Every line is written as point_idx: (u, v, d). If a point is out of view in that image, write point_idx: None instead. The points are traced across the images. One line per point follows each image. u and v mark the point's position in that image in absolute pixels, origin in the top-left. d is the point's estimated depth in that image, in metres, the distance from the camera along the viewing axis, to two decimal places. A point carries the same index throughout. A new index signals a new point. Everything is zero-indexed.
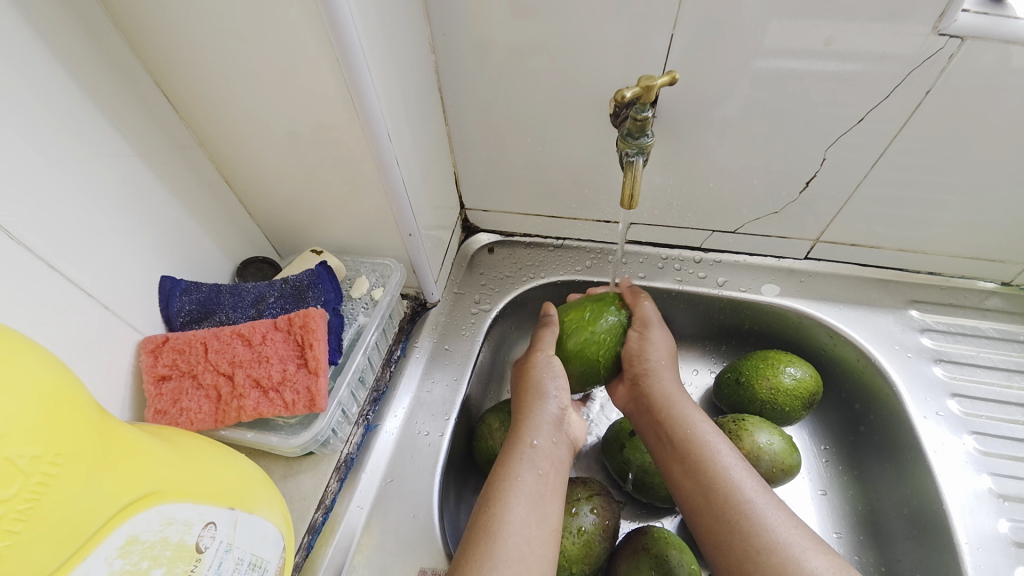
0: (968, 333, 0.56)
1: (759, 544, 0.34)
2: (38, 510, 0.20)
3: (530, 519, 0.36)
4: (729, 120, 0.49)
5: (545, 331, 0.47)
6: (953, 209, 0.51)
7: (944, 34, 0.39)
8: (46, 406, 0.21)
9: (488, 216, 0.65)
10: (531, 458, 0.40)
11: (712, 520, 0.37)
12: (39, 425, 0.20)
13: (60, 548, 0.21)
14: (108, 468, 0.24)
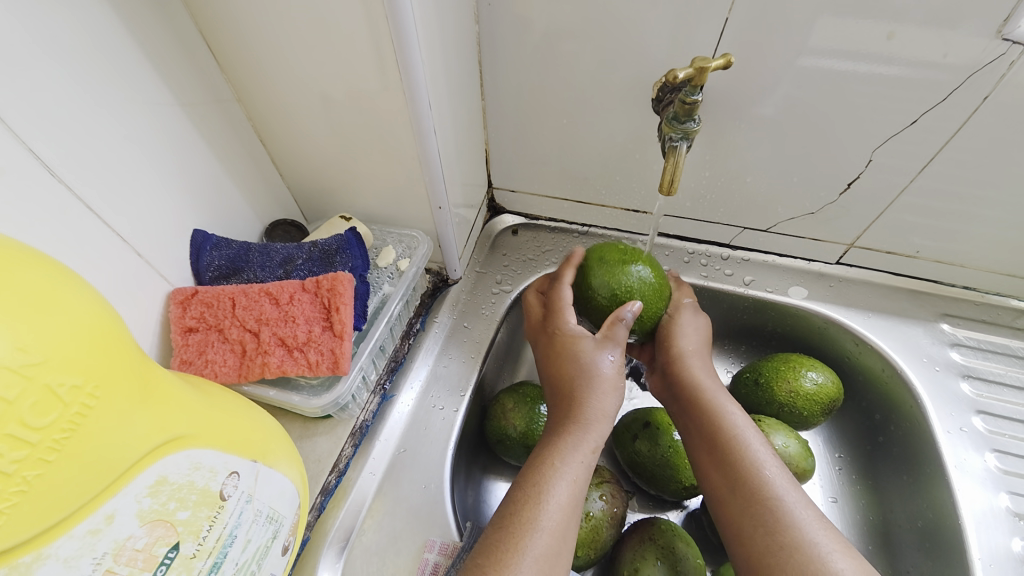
0: (1000, 351, 0.54)
1: (784, 542, 0.34)
2: (76, 440, 0.20)
3: (563, 507, 0.36)
4: (768, 117, 0.47)
5: (619, 328, 0.43)
6: (1000, 224, 0.49)
7: (1007, 39, 0.37)
8: (88, 338, 0.20)
9: (515, 197, 0.64)
10: (572, 449, 0.39)
11: (737, 512, 0.37)
12: (79, 356, 0.20)
13: (92, 481, 0.21)
14: (144, 406, 0.24)
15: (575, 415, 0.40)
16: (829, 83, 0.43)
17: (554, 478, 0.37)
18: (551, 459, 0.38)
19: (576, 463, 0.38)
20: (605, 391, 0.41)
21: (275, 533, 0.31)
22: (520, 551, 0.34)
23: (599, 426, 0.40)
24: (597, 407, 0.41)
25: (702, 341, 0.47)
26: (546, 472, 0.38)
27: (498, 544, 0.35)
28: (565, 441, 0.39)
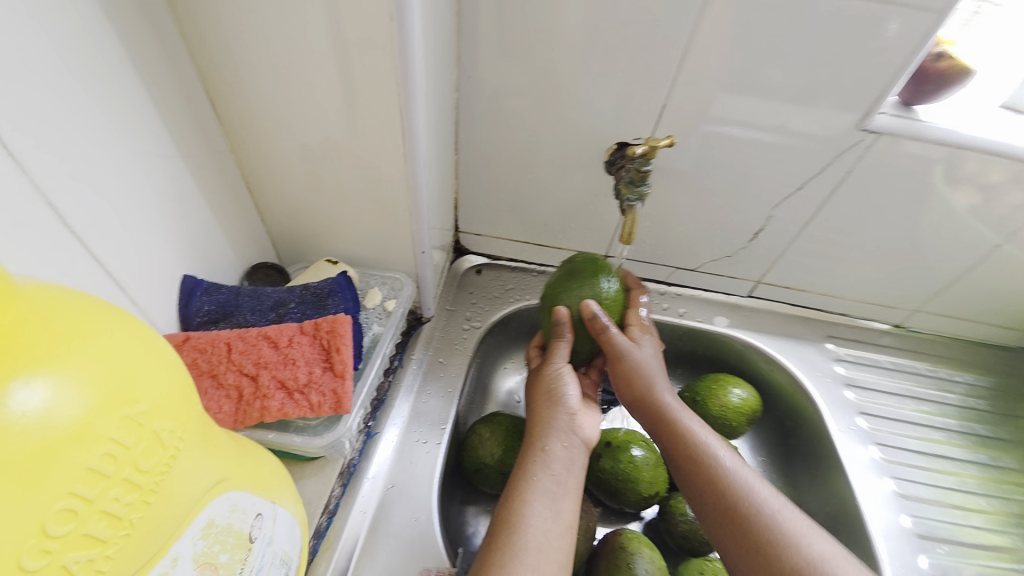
0: (869, 364, 0.69)
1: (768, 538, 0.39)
2: (165, 483, 0.21)
3: (542, 513, 0.40)
4: (698, 179, 0.58)
5: (557, 345, 0.48)
6: (861, 265, 0.64)
7: (865, 130, 0.51)
8: (178, 383, 0.22)
9: (479, 240, 0.70)
10: (540, 458, 0.43)
11: (726, 522, 0.41)
12: (171, 401, 0.22)
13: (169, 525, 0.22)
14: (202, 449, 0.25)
15: (543, 432, 0.45)
16: (739, 156, 0.55)
17: (529, 494, 0.41)
18: (534, 479, 0.42)
19: (544, 472, 0.42)
20: (551, 399, 0.46)
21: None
22: (511, 553, 0.37)
23: (561, 434, 0.45)
24: (552, 414, 0.46)
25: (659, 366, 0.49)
26: (528, 487, 0.41)
27: (489, 553, 0.38)
28: (538, 456, 0.43)
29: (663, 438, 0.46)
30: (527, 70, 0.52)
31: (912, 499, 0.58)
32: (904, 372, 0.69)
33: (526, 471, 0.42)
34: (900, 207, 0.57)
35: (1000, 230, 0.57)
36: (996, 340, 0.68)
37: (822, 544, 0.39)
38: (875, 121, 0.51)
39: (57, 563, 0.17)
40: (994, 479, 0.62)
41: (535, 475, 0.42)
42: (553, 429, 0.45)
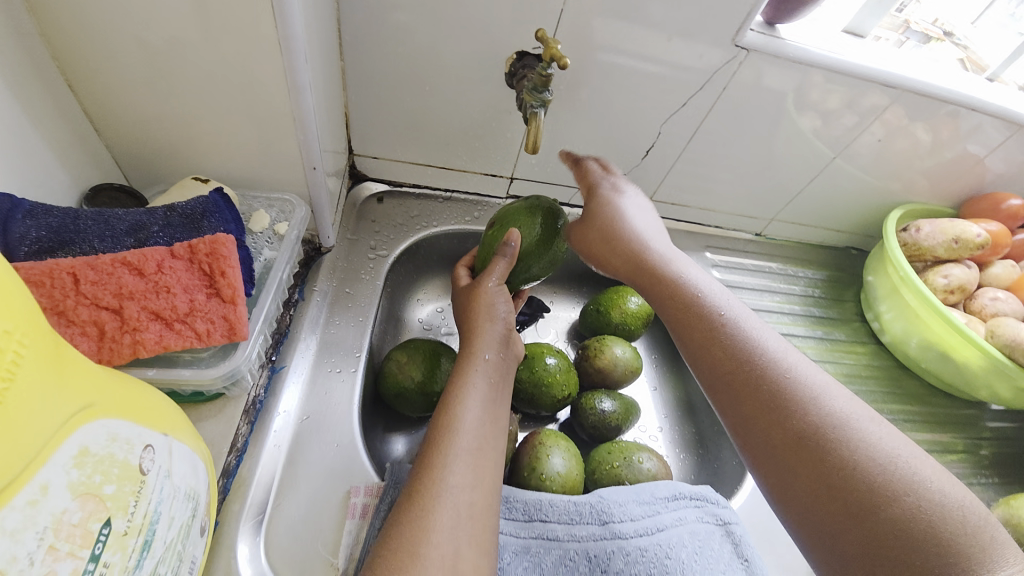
0: (737, 266, 0.79)
1: (822, 435, 0.34)
2: (14, 398, 0.18)
3: (479, 416, 0.41)
4: (596, 93, 0.59)
5: (500, 262, 0.49)
6: (734, 180, 0.72)
7: (738, 45, 0.55)
8: (6, 280, 0.18)
9: (377, 164, 0.65)
10: (476, 366, 0.44)
11: (770, 412, 0.36)
12: (2, 301, 0.17)
13: (28, 447, 0.18)
14: (63, 370, 0.21)
15: (477, 341, 0.46)
16: (630, 71, 0.57)
17: (464, 398, 0.41)
18: (470, 387, 0.42)
19: (479, 375, 0.43)
20: (487, 307, 0.47)
21: (195, 511, 0.30)
22: (450, 455, 0.38)
23: (495, 341, 0.46)
24: (488, 321, 0.47)
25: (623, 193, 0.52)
26: (463, 394, 0.42)
27: (433, 453, 0.38)
28: (471, 363, 0.44)
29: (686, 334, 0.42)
30: None
31: None
32: (761, 271, 0.79)
33: (464, 377, 0.43)
34: (766, 123, 0.64)
35: (835, 144, 0.67)
36: (828, 241, 0.83)
37: (849, 404, 0.35)
38: (746, 38, 0.55)
39: None
40: (828, 349, 0.72)
41: (470, 384, 0.42)
42: (487, 338, 0.46)
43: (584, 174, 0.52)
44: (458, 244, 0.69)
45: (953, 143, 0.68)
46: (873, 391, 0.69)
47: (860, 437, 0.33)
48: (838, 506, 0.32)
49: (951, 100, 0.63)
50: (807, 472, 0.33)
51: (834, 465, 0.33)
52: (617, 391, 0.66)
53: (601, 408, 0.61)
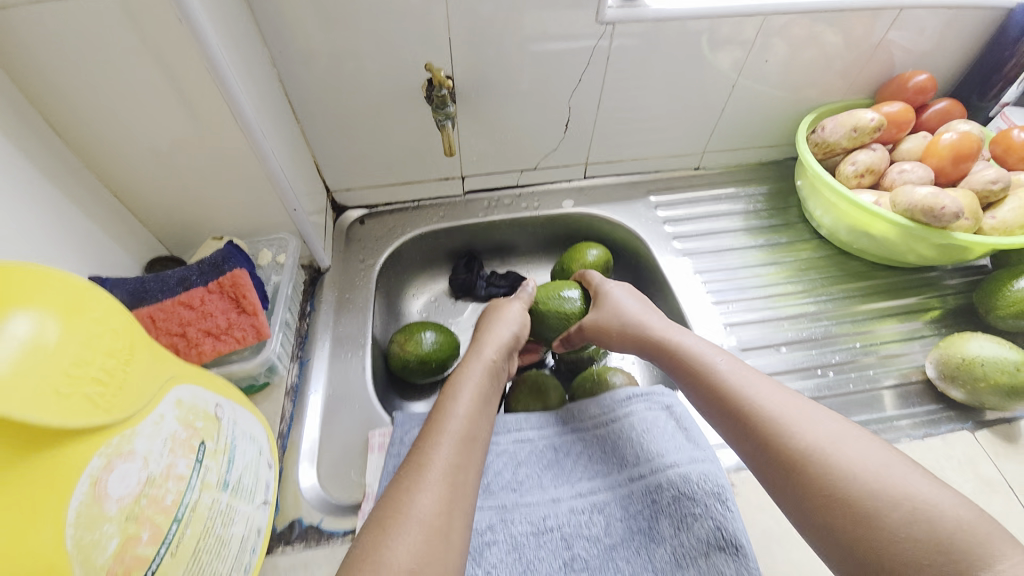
0: (680, 201, 0.87)
1: (799, 447, 0.40)
2: (132, 363, 0.33)
3: (469, 405, 0.48)
4: (503, 90, 0.71)
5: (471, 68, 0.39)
6: (652, 128, 0.81)
7: (603, 22, 0.65)
8: (114, 302, 0.33)
9: (352, 194, 0.80)
10: (477, 363, 0.54)
11: (766, 438, 0.42)
12: (117, 312, 0.33)
13: (145, 392, 0.33)
14: (158, 354, 0.36)
15: (477, 348, 0.57)
16: (524, 64, 0.68)
17: (457, 390, 0.50)
18: (447, 408, 0.47)
19: (474, 374, 0.52)
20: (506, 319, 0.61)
21: (261, 450, 0.45)
22: (438, 427, 0.45)
23: (497, 350, 0.57)
24: (495, 332, 0.58)
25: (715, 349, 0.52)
26: (456, 389, 0.50)
27: (426, 431, 0.46)
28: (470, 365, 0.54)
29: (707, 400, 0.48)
30: (326, 33, 0.60)
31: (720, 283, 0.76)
32: (705, 200, 0.87)
33: (457, 375, 0.52)
34: (658, 74, 0.73)
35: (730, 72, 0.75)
36: (766, 157, 0.90)
37: (830, 431, 0.41)
38: (608, 13, 0.64)
39: (84, 394, 0.28)
40: (774, 254, 0.80)
41: (454, 407, 0.48)
42: (491, 347, 0.57)
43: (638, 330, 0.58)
44: (432, 242, 0.83)
45: (842, 40, 0.73)
46: (817, 281, 0.76)
47: (858, 457, 0.39)
48: (840, 511, 0.37)
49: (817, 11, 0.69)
50: (813, 486, 0.39)
51: (817, 475, 0.39)
52: None
53: (575, 344, 0.70)
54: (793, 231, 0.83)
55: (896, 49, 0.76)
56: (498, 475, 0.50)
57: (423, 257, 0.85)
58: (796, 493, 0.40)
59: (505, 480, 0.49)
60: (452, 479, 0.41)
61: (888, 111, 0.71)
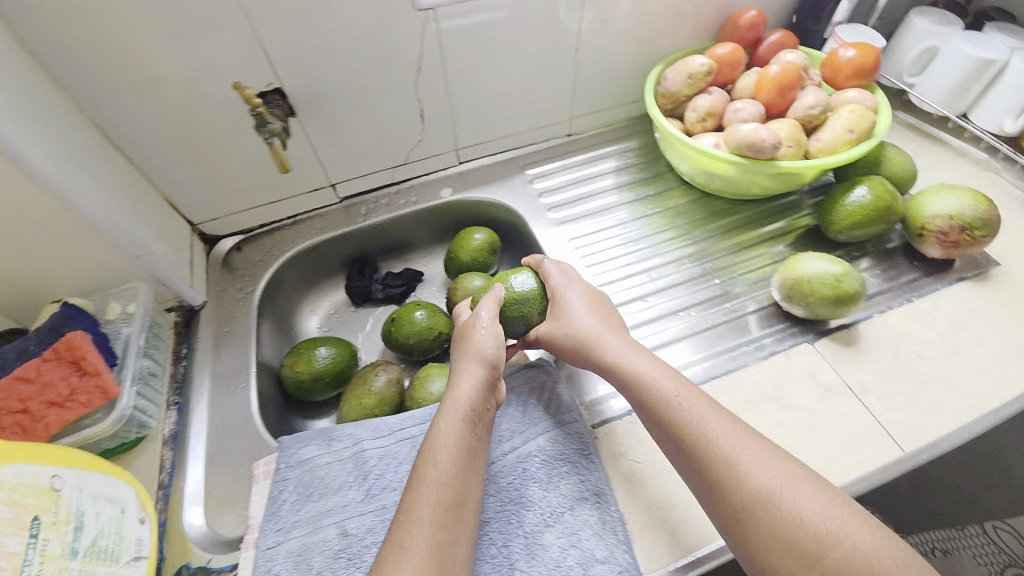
0: (556, 170, 0.88)
1: (750, 491, 0.43)
2: None
3: (450, 464, 0.45)
4: (343, 92, 0.69)
5: None
6: (512, 105, 0.81)
7: (422, 7, 0.64)
8: None
9: (220, 223, 0.78)
10: (455, 412, 0.48)
11: (721, 479, 0.44)
12: None
13: None
14: None
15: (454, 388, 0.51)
16: (353, 64, 0.66)
17: (435, 445, 0.46)
18: (428, 461, 0.45)
19: (457, 429, 0.47)
20: (474, 349, 0.54)
21: (123, 507, 0.46)
22: (424, 499, 0.43)
23: (479, 389, 0.51)
24: (471, 363, 0.52)
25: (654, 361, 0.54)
26: (433, 443, 0.46)
27: (406, 508, 0.43)
28: (448, 410, 0.49)
29: (664, 436, 0.49)
30: (128, 68, 0.57)
31: (596, 245, 0.78)
32: (580, 166, 0.89)
33: (435, 428, 0.47)
34: (500, 51, 0.73)
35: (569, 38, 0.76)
36: (634, 113, 0.92)
37: (773, 473, 0.44)
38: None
39: None
40: (646, 208, 0.83)
41: (434, 458, 0.45)
42: (467, 385, 0.51)
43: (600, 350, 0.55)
44: (316, 255, 0.82)
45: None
46: (685, 227, 0.80)
47: (836, 517, 0.41)
48: (799, 566, 0.40)
49: None
50: (777, 546, 0.41)
51: (767, 529, 0.42)
52: None
53: None
54: (659, 183, 0.86)
55: None
56: (381, 477, 0.53)
57: (314, 273, 0.85)
58: (761, 551, 0.42)
59: (387, 481, 0.52)
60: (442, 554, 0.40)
61: (719, 53, 0.74)
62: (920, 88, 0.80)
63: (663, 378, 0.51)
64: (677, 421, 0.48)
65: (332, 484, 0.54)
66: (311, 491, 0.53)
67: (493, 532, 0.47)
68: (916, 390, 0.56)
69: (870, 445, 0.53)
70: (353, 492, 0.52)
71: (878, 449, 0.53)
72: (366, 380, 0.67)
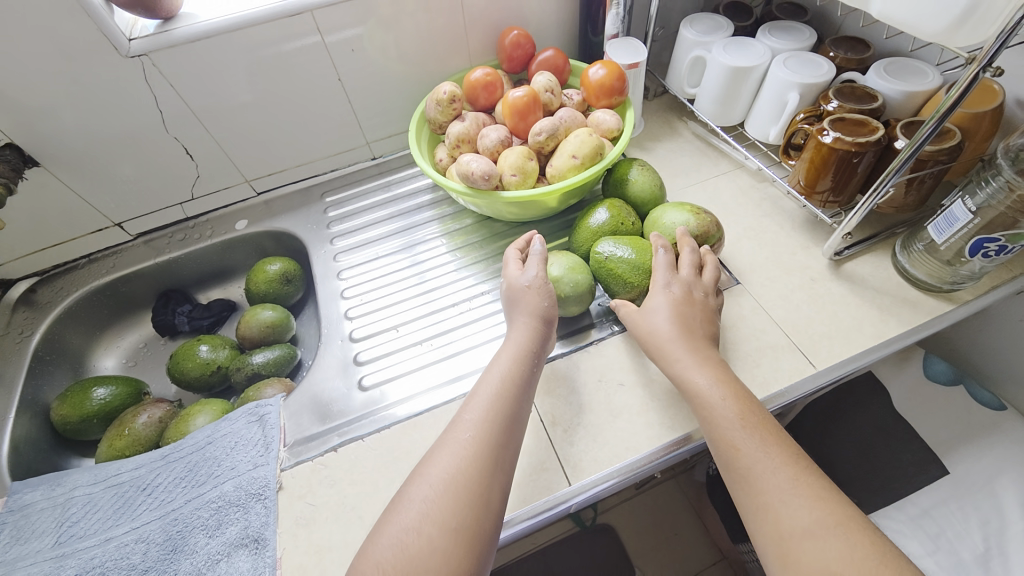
0: (353, 197, 0.90)
1: (789, 527, 0.43)
2: None
3: (456, 446, 0.49)
4: (88, 139, 0.72)
5: None
6: (291, 136, 0.84)
7: (132, 56, 0.66)
8: None
9: (7, 268, 0.79)
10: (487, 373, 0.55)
11: (760, 494, 0.45)
12: None
13: None
14: None
15: (523, 316, 0.59)
16: (90, 114, 0.69)
17: (496, 362, 0.56)
18: (455, 435, 0.50)
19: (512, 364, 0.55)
20: (527, 306, 0.60)
21: None
22: (416, 483, 0.47)
23: (519, 343, 0.57)
24: (519, 320, 0.59)
25: (710, 375, 0.52)
26: (492, 366, 0.56)
27: (414, 474, 0.48)
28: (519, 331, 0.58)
29: (715, 444, 0.50)
30: None
31: (370, 272, 0.80)
32: (377, 190, 0.91)
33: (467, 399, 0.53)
34: (247, 88, 0.75)
35: (327, 70, 0.78)
36: None
37: (806, 517, 0.43)
38: (132, 47, 0.65)
39: None
40: (431, 231, 0.84)
41: (458, 434, 0.50)
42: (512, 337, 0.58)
43: (659, 351, 0.56)
44: (111, 294, 0.85)
45: (420, 15, 0.76)
46: (461, 250, 0.80)
47: (819, 544, 0.41)
48: (775, 544, 0.43)
49: None
50: (770, 533, 0.44)
51: (799, 557, 0.41)
52: (280, 343, 0.81)
53: (251, 361, 0.76)
54: (453, 202, 0.87)
55: (479, 13, 0.79)
56: (81, 522, 0.56)
57: (116, 310, 0.87)
58: (755, 528, 0.45)
59: (83, 528, 0.55)
60: (409, 550, 0.42)
61: (474, 77, 0.74)
62: (698, 98, 0.79)
63: (706, 386, 0.51)
64: (739, 451, 0.47)
65: (38, 528, 0.56)
66: (20, 534, 0.56)
67: None
68: (604, 422, 0.59)
69: (540, 478, 0.55)
70: (48, 538, 0.55)
71: (546, 484, 0.55)
72: (131, 419, 0.70)
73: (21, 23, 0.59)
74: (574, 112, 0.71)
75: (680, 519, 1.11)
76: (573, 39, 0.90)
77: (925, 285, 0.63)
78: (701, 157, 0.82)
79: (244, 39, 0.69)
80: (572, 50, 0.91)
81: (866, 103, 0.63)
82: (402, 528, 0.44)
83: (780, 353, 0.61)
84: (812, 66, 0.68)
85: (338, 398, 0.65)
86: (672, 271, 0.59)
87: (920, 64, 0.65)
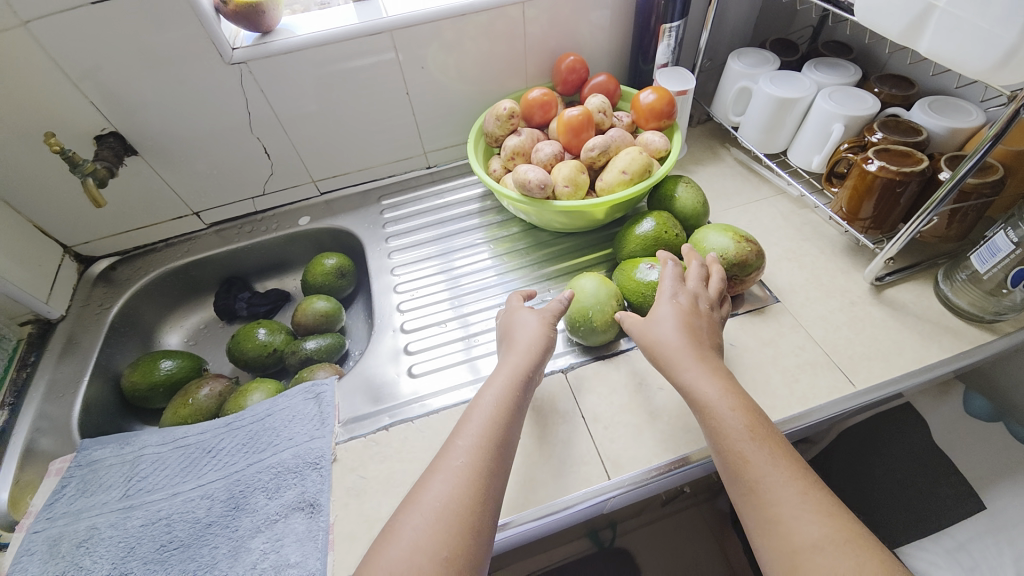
0: (409, 200, 0.96)
1: (800, 542, 0.44)
2: None
3: (448, 478, 0.49)
4: (183, 134, 0.80)
5: None
6: (358, 142, 0.91)
7: (233, 62, 0.74)
8: None
9: (93, 245, 0.87)
10: (477, 405, 0.55)
11: (769, 510, 0.46)
12: None
13: None
14: None
15: (519, 350, 0.60)
16: (188, 112, 0.78)
17: (487, 389, 0.56)
18: (447, 462, 0.50)
19: (508, 391, 0.55)
20: (522, 341, 0.60)
21: None
22: (409, 511, 0.47)
23: (519, 369, 0.58)
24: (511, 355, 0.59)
25: (718, 388, 0.53)
26: (487, 390, 0.56)
27: (409, 499, 0.49)
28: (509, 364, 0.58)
29: (722, 455, 0.50)
30: None
31: (418, 271, 0.85)
32: (431, 196, 0.97)
33: (463, 425, 0.53)
34: (325, 97, 0.83)
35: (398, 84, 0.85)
36: None
37: (817, 532, 0.44)
38: (234, 55, 0.73)
39: None
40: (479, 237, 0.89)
41: (452, 460, 0.50)
42: (511, 365, 0.58)
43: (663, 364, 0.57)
44: (181, 276, 0.92)
45: (485, 39, 0.83)
46: (509, 255, 0.85)
47: (829, 559, 0.42)
48: (783, 558, 0.44)
49: (437, 18, 0.78)
50: (779, 548, 0.45)
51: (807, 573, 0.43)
52: (331, 333, 0.86)
53: (305, 347, 0.80)
54: (500, 211, 0.92)
55: (540, 39, 0.86)
56: (141, 481, 0.60)
57: (183, 292, 0.94)
58: (762, 543, 0.47)
59: (139, 487, 0.59)
60: None
61: (532, 96, 0.80)
62: (742, 126, 0.83)
63: (715, 394, 0.52)
64: (750, 463, 0.48)
65: (105, 482, 0.61)
66: (86, 487, 0.61)
67: (209, 535, 0.54)
68: (641, 423, 0.61)
69: (580, 471, 0.57)
70: (116, 491, 0.60)
71: (585, 477, 0.57)
72: (194, 391, 0.75)
73: (146, 30, 0.68)
74: (624, 132, 0.75)
75: (698, 546, 1.08)
76: (623, 66, 0.96)
77: (966, 315, 0.64)
78: (743, 181, 0.85)
79: (329, 53, 0.77)
80: (622, 78, 0.97)
81: (910, 137, 0.66)
82: (392, 561, 0.44)
83: (818, 370, 0.62)
84: (856, 100, 0.71)
85: (387, 385, 0.69)
86: (679, 282, 0.61)
87: (963, 103, 0.67)
